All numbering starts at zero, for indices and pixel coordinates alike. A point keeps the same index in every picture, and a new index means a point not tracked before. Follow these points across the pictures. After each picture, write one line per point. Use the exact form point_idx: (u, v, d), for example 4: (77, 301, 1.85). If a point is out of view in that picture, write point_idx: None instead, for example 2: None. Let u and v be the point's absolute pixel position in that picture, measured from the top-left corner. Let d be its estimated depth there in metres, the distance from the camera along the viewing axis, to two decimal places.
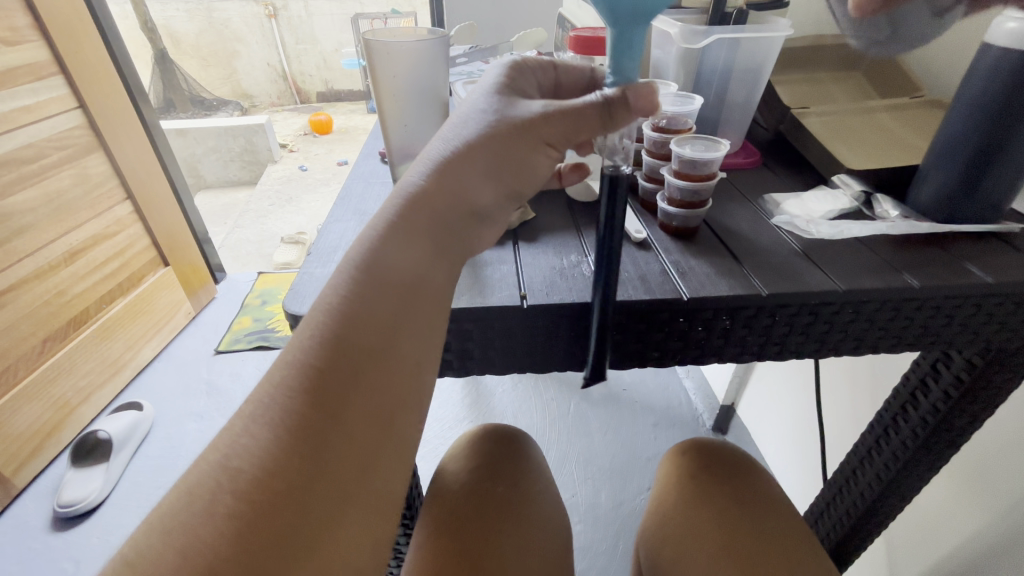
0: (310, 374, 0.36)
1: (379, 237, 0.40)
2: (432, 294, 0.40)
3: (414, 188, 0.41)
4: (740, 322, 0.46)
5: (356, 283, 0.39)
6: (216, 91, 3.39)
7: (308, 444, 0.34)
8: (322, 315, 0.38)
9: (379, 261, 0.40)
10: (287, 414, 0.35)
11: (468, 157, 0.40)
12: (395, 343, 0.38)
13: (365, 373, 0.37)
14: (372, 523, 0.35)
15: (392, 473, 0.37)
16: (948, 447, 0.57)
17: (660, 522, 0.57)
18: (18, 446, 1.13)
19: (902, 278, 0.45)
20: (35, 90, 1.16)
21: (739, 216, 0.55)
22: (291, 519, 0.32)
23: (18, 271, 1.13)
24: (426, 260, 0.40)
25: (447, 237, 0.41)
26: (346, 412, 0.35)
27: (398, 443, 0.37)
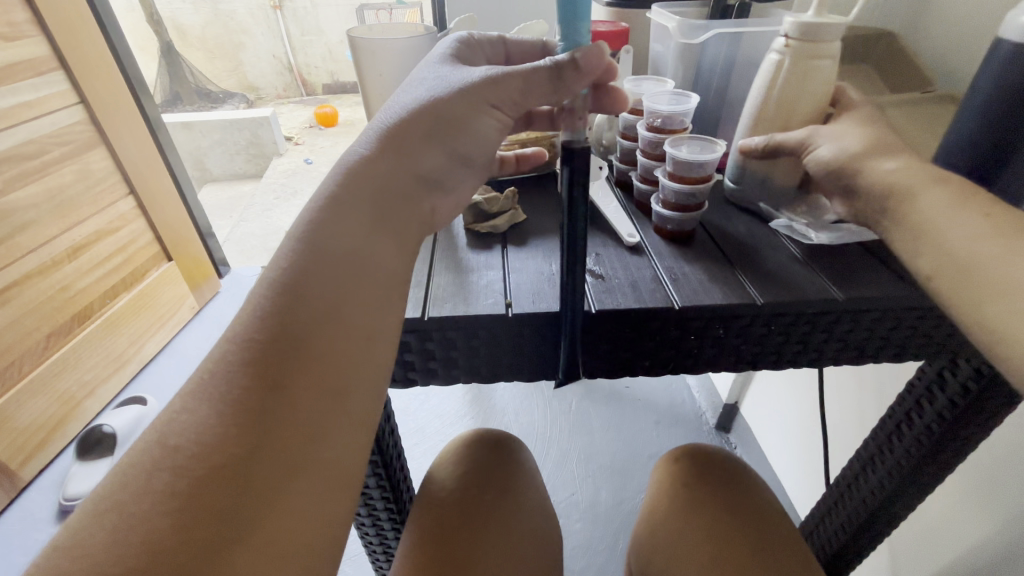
0: (253, 348, 0.34)
1: (323, 207, 0.38)
2: (379, 267, 0.38)
3: (359, 156, 0.40)
4: (734, 331, 0.44)
5: (299, 251, 0.37)
6: (223, 84, 3.38)
7: (251, 420, 0.32)
8: (265, 290, 0.36)
9: (324, 230, 0.38)
10: (231, 388, 0.33)
11: (416, 120, 0.40)
12: (343, 311, 0.36)
13: (312, 344, 0.35)
14: (330, 504, 0.34)
15: (345, 446, 0.35)
16: (952, 457, 0.55)
17: (650, 532, 0.56)
18: (24, 439, 1.14)
19: (905, 285, 0.43)
20: (35, 86, 1.16)
21: (736, 219, 0.53)
22: (239, 496, 0.31)
23: (22, 267, 1.13)
24: (375, 228, 0.39)
25: (394, 205, 0.40)
26: (291, 385, 0.34)
27: (352, 418, 0.35)
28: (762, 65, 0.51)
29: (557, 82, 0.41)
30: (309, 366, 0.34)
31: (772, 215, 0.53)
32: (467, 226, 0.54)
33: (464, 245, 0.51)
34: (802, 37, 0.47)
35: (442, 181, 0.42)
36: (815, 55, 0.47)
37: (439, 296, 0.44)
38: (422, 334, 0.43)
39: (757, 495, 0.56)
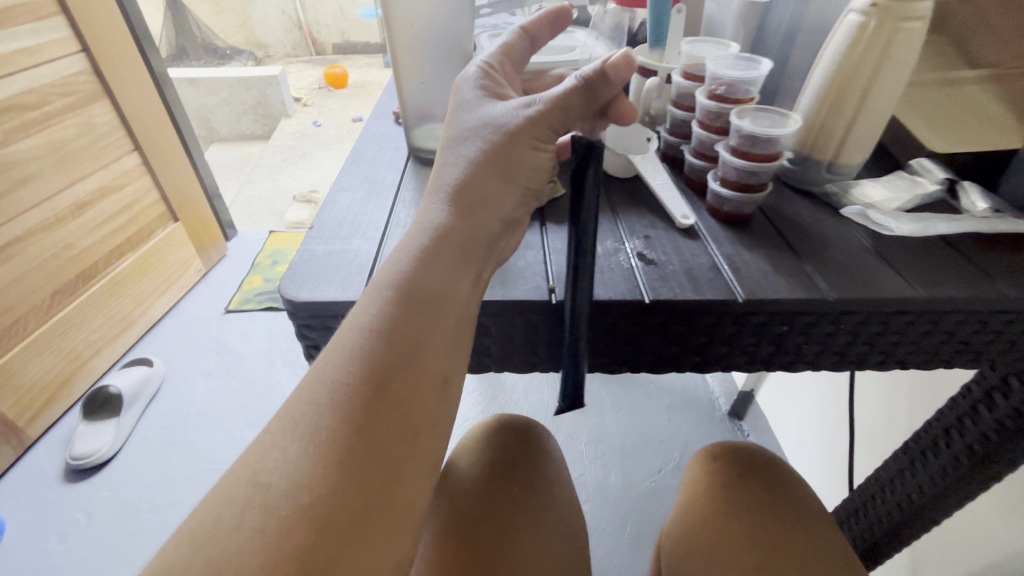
0: (344, 391, 0.32)
1: (415, 257, 0.36)
2: (462, 306, 0.36)
3: (443, 212, 0.37)
4: (798, 329, 0.40)
5: (388, 298, 0.34)
6: (230, 39, 3.27)
7: (338, 469, 0.30)
8: (360, 335, 0.33)
9: (411, 276, 0.35)
10: (318, 433, 0.30)
11: (483, 171, 0.38)
12: (426, 352, 0.33)
13: (394, 389, 0.32)
14: (398, 553, 0.30)
15: (418, 488, 0.32)
16: (1007, 467, 0.52)
17: (686, 534, 0.53)
18: (29, 397, 1.12)
19: (995, 287, 0.39)
20: (35, 31, 1.09)
21: (798, 202, 0.48)
22: (319, 546, 0.28)
23: (24, 223, 1.09)
24: (462, 272, 0.36)
25: (477, 249, 0.37)
26: (374, 431, 0.31)
27: (423, 459, 0.32)
28: (837, 28, 0.45)
29: (590, 98, 0.38)
30: (393, 407, 0.32)
31: (842, 199, 0.47)
32: None
33: None
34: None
35: (518, 216, 0.40)
36: (904, 16, 0.41)
37: None
38: None
39: (802, 502, 0.53)
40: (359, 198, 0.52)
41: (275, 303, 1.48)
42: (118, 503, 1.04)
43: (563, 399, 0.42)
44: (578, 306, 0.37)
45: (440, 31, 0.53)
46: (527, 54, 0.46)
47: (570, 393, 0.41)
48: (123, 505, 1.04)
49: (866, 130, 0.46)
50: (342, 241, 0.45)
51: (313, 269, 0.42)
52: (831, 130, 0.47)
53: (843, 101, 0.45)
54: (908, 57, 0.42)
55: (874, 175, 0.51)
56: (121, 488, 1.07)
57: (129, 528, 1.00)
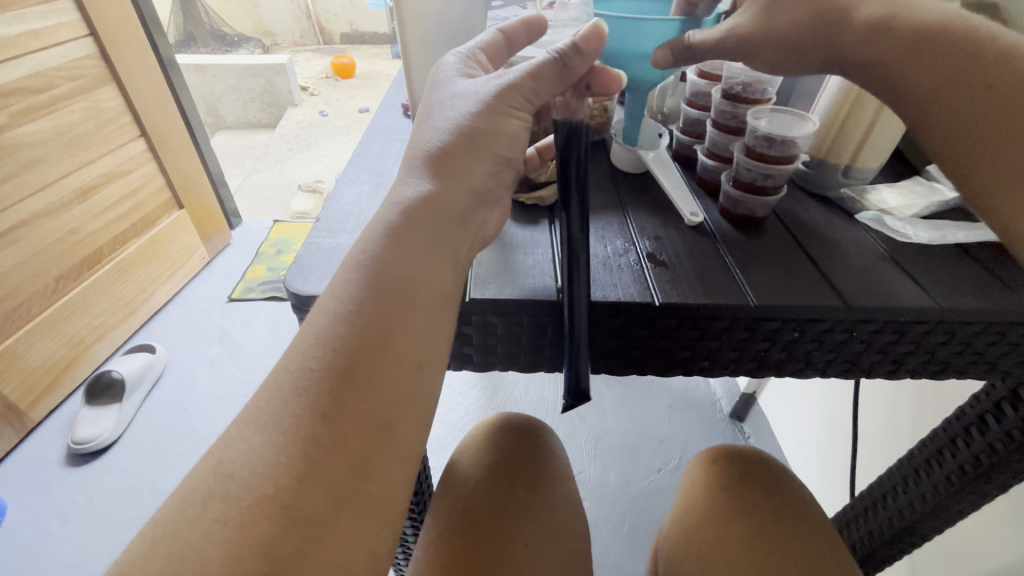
0: (308, 377, 0.31)
1: (381, 237, 0.35)
2: (437, 292, 0.35)
3: (418, 182, 0.37)
4: (810, 336, 0.39)
5: (353, 284, 0.34)
6: (237, 26, 3.25)
7: (307, 457, 0.29)
8: (335, 326, 0.33)
9: (380, 261, 0.34)
10: (281, 421, 0.30)
11: (456, 139, 0.37)
12: (393, 339, 0.33)
13: (364, 377, 0.32)
14: (371, 542, 0.30)
15: (396, 476, 0.31)
16: (1012, 479, 0.51)
17: (683, 537, 0.52)
18: (33, 380, 1.13)
19: (1011, 297, 0.38)
20: (43, 14, 1.09)
21: (812, 206, 0.47)
22: (286, 538, 0.28)
23: (30, 207, 1.09)
24: (431, 250, 0.36)
25: (446, 222, 0.36)
26: (342, 422, 0.30)
27: (397, 448, 0.32)
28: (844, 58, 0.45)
29: (563, 72, 0.38)
30: (361, 396, 0.31)
31: (856, 204, 0.46)
32: (513, 197, 0.49)
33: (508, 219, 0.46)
34: None
35: (492, 191, 0.39)
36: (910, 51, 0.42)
37: (482, 275, 0.40)
38: (464, 316, 0.38)
39: (804, 508, 0.52)
40: (366, 190, 0.51)
41: (279, 292, 1.48)
42: (117, 488, 1.04)
43: (568, 394, 0.40)
44: (578, 311, 0.37)
45: (454, 21, 0.52)
46: (506, 55, 0.47)
47: (575, 385, 0.39)
48: (121, 491, 1.04)
49: (883, 136, 0.47)
50: (349, 234, 0.45)
51: (320, 263, 0.42)
52: (849, 134, 0.47)
53: (862, 107, 0.46)
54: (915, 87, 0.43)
55: (890, 179, 0.50)
56: (122, 473, 1.07)
57: (129, 513, 1.01)
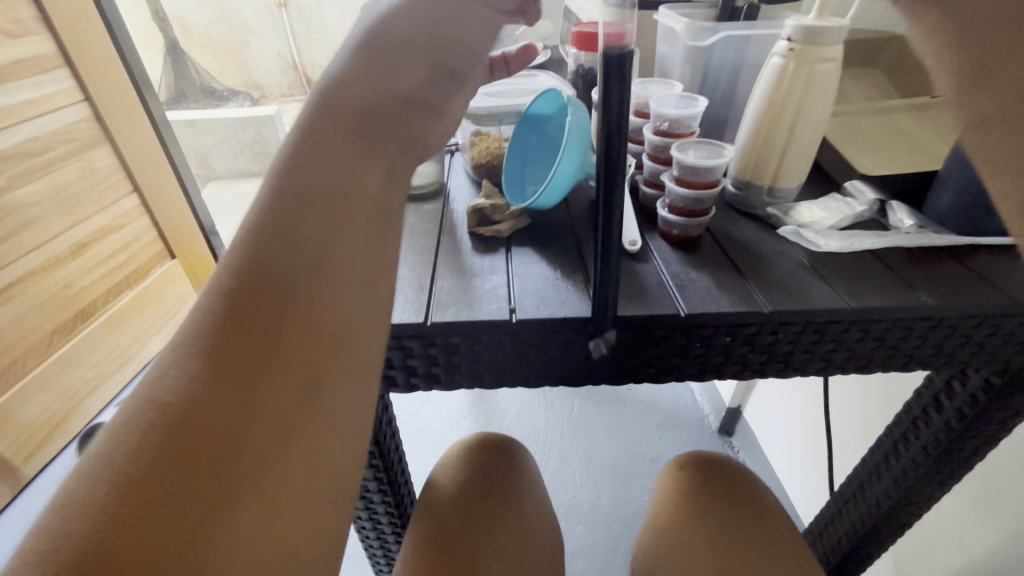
0: (232, 290, 0.32)
1: (301, 144, 0.36)
2: (367, 203, 0.37)
3: (334, 82, 0.38)
4: (740, 339, 0.43)
5: (259, 218, 0.34)
6: (228, 82, 3.40)
7: (233, 396, 0.30)
8: (258, 230, 0.33)
9: (305, 168, 0.35)
10: (172, 374, 0.30)
11: (378, 47, 0.39)
12: (330, 251, 0.35)
13: (283, 310, 0.32)
14: (326, 452, 0.32)
15: (344, 402, 0.33)
16: (961, 465, 0.54)
17: (654, 543, 0.55)
18: (28, 435, 1.14)
19: (915, 295, 0.43)
20: (40, 83, 1.16)
21: (744, 225, 0.53)
22: (223, 460, 0.29)
23: (25, 264, 1.13)
24: (361, 159, 0.37)
25: (381, 132, 0.39)
26: (280, 334, 0.32)
27: (347, 357, 0.34)
28: (763, 71, 0.50)
29: None
30: (302, 308, 0.33)
31: (780, 221, 0.52)
32: (472, 230, 0.53)
33: (467, 249, 0.51)
34: (806, 40, 0.46)
35: (420, 107, 0.41)
36: (820, 57, 0.46)
37: (443, 301, 0.44)
38: (426, 340, 0.42)
39: (763, 508, 0.55)
40: None
41: None
42: None
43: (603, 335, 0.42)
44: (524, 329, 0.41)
45: None
46: None
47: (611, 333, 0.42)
48: None
49: (797, 158, 0.51)
50: None
51: None
52: (767, 158, 0.51)
53: (825, 33, 0.45)
54: (826, 92, 0.47)
55: (814, 197, 0.56)
56: None
57: None
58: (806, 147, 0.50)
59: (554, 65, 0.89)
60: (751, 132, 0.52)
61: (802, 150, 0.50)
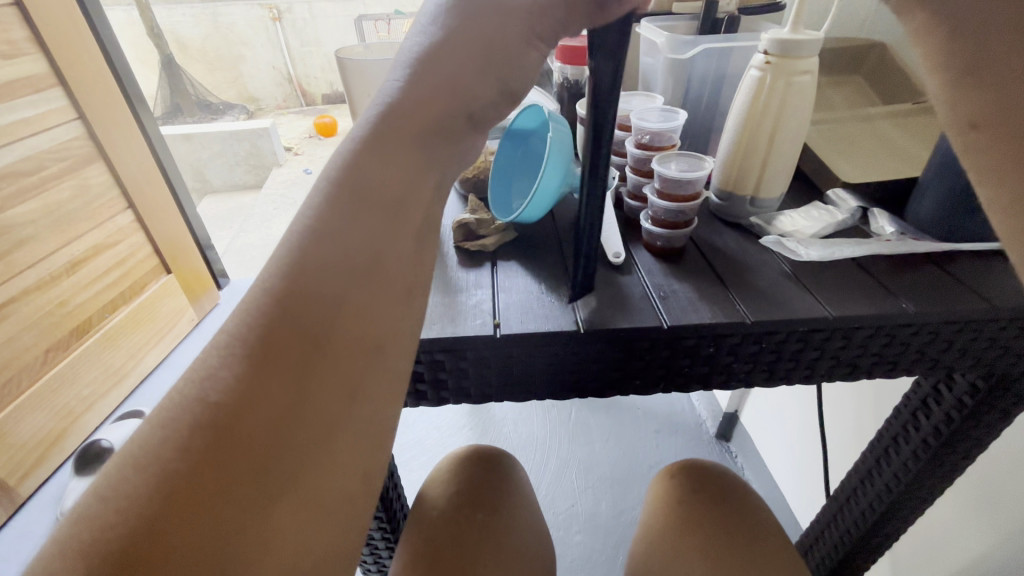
0: (268, 303, 0.29)
1: (353, 149, 0.33)
2: (416, 213, 0.34)
3: (398, 88, 0.34)
4: (724, 349, 0.44)
5: (300, 237, 0.31)
6: (223, 95, 3.41)
7: (268, 419, 0.28)
8: (304, 240, 0.30)
9: (358, 171, 0.32)
10: (193, 411, 0.27)
11: (449, 44, 0.34)
12: (381, 260, 0.32)
13: (316, 350, 0.29)
14: (355, 475, 0.30)
15: (357, 455, 0.30)
16: (952, 469, 0.54)
17: (646, 552, 0.55)
18: (21, 456, 1.14)
19: (897, 302, 0.43)
20: (34, 103, 1.17)
21: (727, 235, 0.53)
22: (254, 487, 0.27)
23: (20, 283, 1.13)
24: (416, 169, 0.34)
25: (441, 142, 0.35)
26: (321, 351, 0.29)
27: (387, 372, 0.31)
28: (742, 82, 0.50)
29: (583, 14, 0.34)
30: (345, 320, 0.30)
31: (763, 230, 0.52)
32: (457, 245, 0.53)
33: (452, 264, 0.51)
34: (782, 52, 0.47)
35: (484, 117, 0.36)
36: (796, 69, 0.47)
37: (427, 317, 0.44)
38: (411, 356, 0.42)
39: (756, 517, 0.55)
40: None
41: None
42: None
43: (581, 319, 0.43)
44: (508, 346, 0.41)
45: None
46: None
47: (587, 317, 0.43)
48: None
49: (780, 168, 0.51)
50: None
51: None
52: (750, 168, 0.52)
53: (800, 45, 0.46)
54: (804, 103, 0.48)
55: (797, 205, 0.56)
56: None
57: None
58: (787, 158, 0.51)
59: (542, 77, 0.90)
60: (732, 145, 0.52)
61: (783, 160, 0.51)
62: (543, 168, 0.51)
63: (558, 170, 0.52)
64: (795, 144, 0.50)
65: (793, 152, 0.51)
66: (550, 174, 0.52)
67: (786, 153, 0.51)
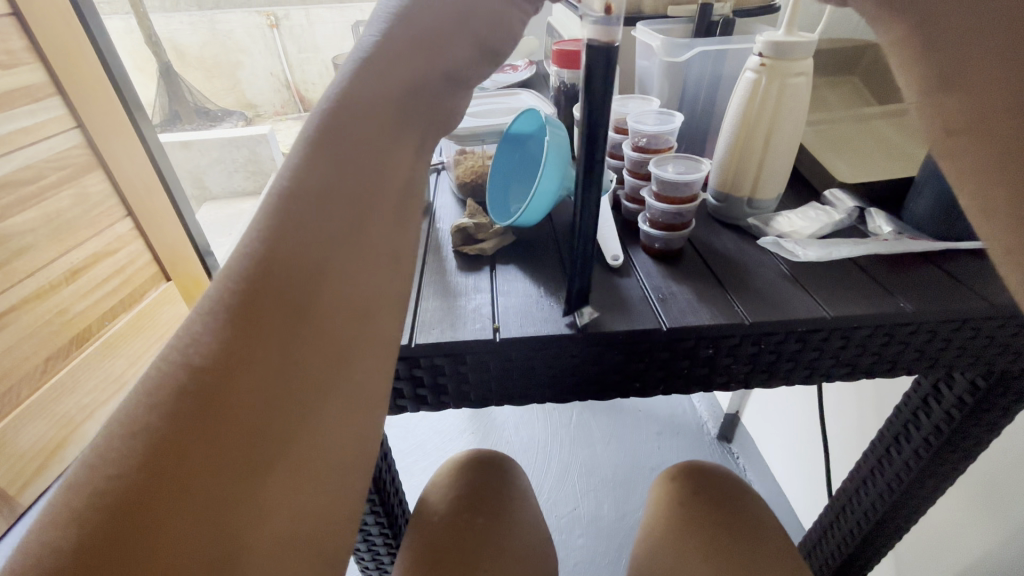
0: (247, 279, 0.28)
1: (331, 110, 0.31)
2: (395, 178, 0.33)
3: (375, 46, 0.32)
4: (724, 350, 0.44)
5: (279, 206, 0.29)
6: (221, 102, 3.43)
7: (251, 402, 0.27)
8: (282, 208, 0.29)
9: (339, 134, 0.31)
10: (174, 393, 0.26)
11: (432, 4, 0.33)
12: (363, 230, 0.31)
13: (301, 325, 0.28)
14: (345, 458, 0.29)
15: (345, 433, 0.29)
16: (953, 467, 0.54)
17: (648, 554, 0.55)
18: (20, 465, 1.13)
19: (895, 302, 0.43)
20: (33, 112, 1.17)
21: (725, 237, 0.53)
22: (240, 470, 0.26)
23: (19, 292, 1.13)
24: (396, 134, 0.33)
25: (419, 104, 0.34)
26: (304, 326, 0.29)
27: (372, 344, 0.31)
28: (737, 85, 0.51)
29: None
30: (329, 293, 0.29)
31: (760, 231, 0.53)
32: (456, 249, 0.54)
33: (451, 269, 0.51)
34: (776, 55, 0.47)
35: (461, 78, 0.35)
36: (791, 71, 0.47)
37: (427, 322, 0.44)
38: (411, 361, 0.42)
39: (757, 518, 0.55)
40: None
41: None
42: None
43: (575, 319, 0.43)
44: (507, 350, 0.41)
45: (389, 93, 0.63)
46: None
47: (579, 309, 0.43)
48: None
49: (776, 170, 0.52)
50: None
51: None
52: (745, 170, 0.52)
53: (794, 48, 0.46)
54: (799, 105, 0.48)
55: (794, 207, 0.57)
56: None
57: None
58: (783, 161, 0.51)
59: (538, 81, 0.90)
60: (728, 148, 0.52)
61: (779, 163, 0.51)
62: (540, 175, 0.51)
63: (555, 176, 0.53)
64: (791, 146, 0.51)
65: (789, 155, 0.51)
66: (547, 181, 0.53)
67: (781, 156, 0.51)
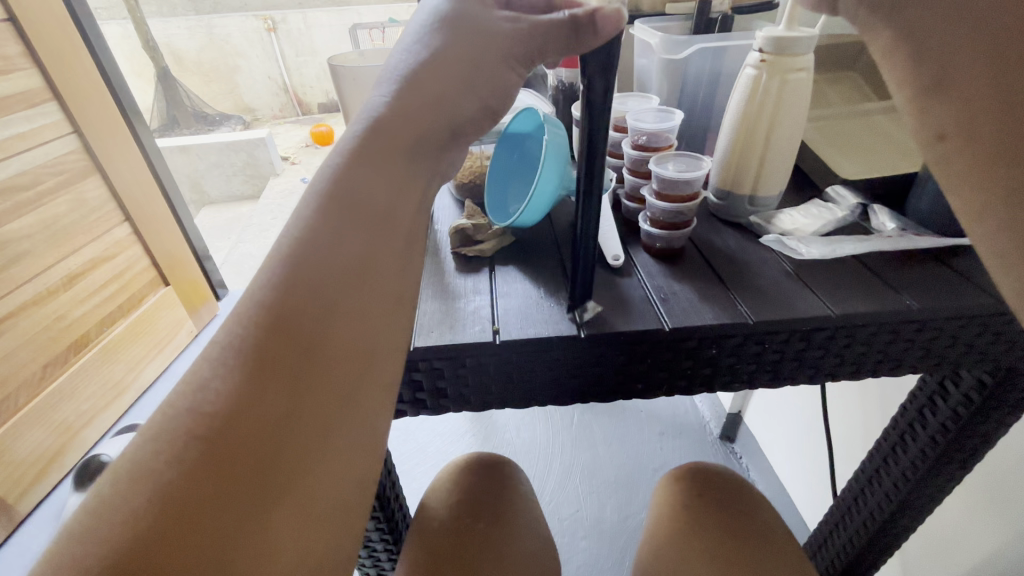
0: (260, 314, 0.29)
1: (342, 163, 0.33)
2: (401, 225, 0.34)
3: (382, 106, 0.34)
4: (727, 350, 0.43)
5: (290, 251, 0.31)
6: (219, 106, 3.42)
7: (258, 431, 0.27)
8: (292, 254, 0.31)
9: (346, 185, 0.33)
10: (187, 418, 0.27)
11: (435, 63, 0.34)
12: (371, 271, 0.32)
13: (312, 357, 0.29)
14: (346, 484, 0.29)
15: (348, 464, 0.29)
16: (960, 466, 0.53)
17: (652, 556, 0.54)
18: (20, 473, 1.12)
19: (901, 299, 0.42)
20: (29, 117, 1.16)
21: (727, 235, 0.53)
22: (247, 498, 0.26)
23: (17, 298, 1.13)
24: (402, 184, 0.34)
25: (424, 156, 0.35)
26: (310, 358, 0.29)
27: (376, 379, 0.31)
28: (737, 82, 0.50)
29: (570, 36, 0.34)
30: (336, 329, 0.30)
31: (762, 229, 0.52)
32: (455, 250, 0.53)
33: (449, 270, 0.50)
34: (777, 51, 0.46)
35: (462, 133, 0.36)
36: (792, 67, 0.46)
37: (426, 324, 0.43)
38: (409, 364, 0.42)
39: (763, 519, 0.54)
40: None
41: None
42: None
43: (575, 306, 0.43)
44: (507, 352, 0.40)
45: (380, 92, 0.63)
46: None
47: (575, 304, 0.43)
48: None
49: (777, 167, 0.51)
50: None
51: None
52: (746, 168, 0.52)
53: (794, 43, 0.46)
54: (799, 102, 0.48)
55: (796, 204, 0.56)
56: None
57: None
58: (784, 157, 0.51)
59: (537, 81, 0.89)
60: (728, 145, 0.52)
61: (779, 160, 0.51)
62: (539, 170, 0.50)
63: (554, 172, 0.52)
64: (792, 142, 0.50)
65: (791, 152, 0.51)
66: (546, 177, 0.52)
67: (782, 153, 0.50)
